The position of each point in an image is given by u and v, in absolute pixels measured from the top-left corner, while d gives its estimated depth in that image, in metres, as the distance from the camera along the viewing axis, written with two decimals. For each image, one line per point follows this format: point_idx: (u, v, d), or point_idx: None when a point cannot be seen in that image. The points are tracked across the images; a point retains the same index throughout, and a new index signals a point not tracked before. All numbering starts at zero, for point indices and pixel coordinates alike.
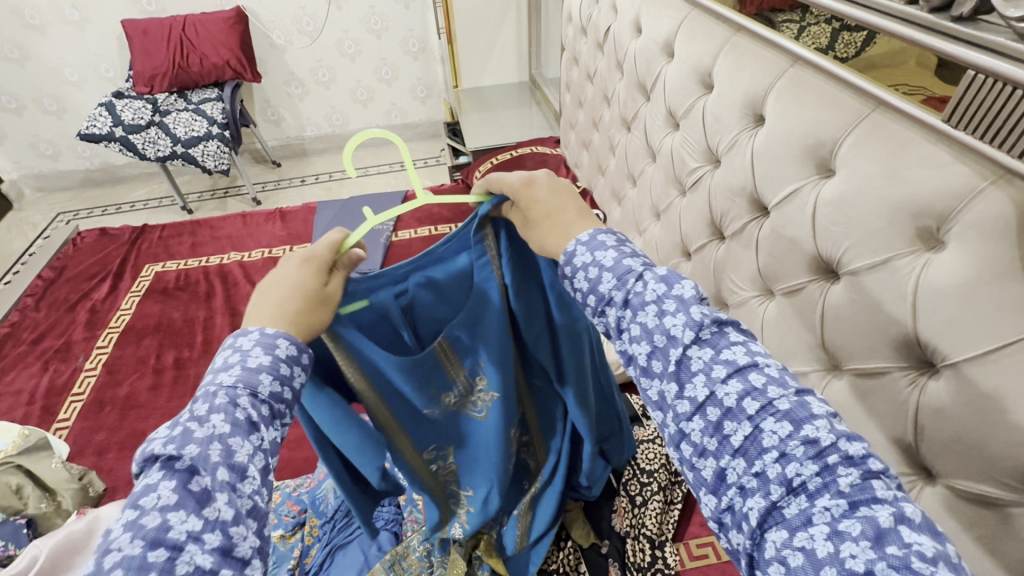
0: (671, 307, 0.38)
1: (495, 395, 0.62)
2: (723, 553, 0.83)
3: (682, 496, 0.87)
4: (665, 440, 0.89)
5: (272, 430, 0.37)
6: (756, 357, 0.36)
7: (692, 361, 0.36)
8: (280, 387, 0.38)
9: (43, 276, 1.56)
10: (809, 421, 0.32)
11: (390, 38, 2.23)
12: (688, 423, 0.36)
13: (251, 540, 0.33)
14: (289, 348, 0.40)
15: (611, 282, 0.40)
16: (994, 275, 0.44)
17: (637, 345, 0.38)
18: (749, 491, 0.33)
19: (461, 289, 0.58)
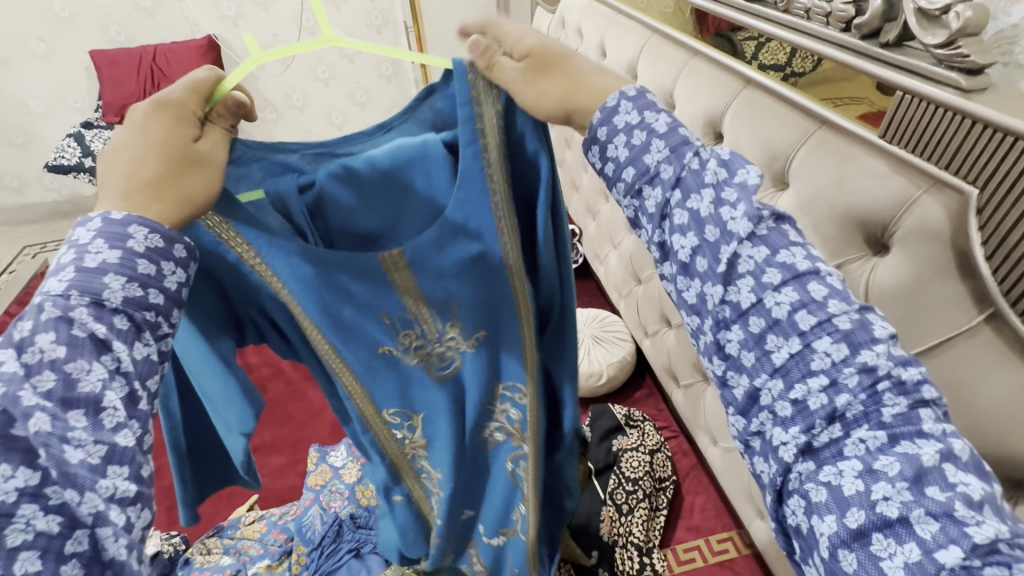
0: (730, 197, 0.35)
1: (478, 335, 0.54)
2: (709, 555, 0.85)
3: (666, 502, 0.90)
4: (647, 448, 0.91)
5: (134, 348, 0.35)
6: (817, 264, 0.34)
7: (743, 262, 0.34)
8: (139, 291, 0.35)
9: (11, 311, 1.52)
10: (869, 347, 0.31)
11: (364, 63, 2.27)
12: (726, 333, 0.35)
13: (119, 484, 0.32)
14: (148, 240, 0.36)
15: (661, 153, 0.37)
16: (936, 272, 0.48)
17: (681, 238, 0.36)
18: (785, 418, 0.32)
19: (389, 195, 0.47)
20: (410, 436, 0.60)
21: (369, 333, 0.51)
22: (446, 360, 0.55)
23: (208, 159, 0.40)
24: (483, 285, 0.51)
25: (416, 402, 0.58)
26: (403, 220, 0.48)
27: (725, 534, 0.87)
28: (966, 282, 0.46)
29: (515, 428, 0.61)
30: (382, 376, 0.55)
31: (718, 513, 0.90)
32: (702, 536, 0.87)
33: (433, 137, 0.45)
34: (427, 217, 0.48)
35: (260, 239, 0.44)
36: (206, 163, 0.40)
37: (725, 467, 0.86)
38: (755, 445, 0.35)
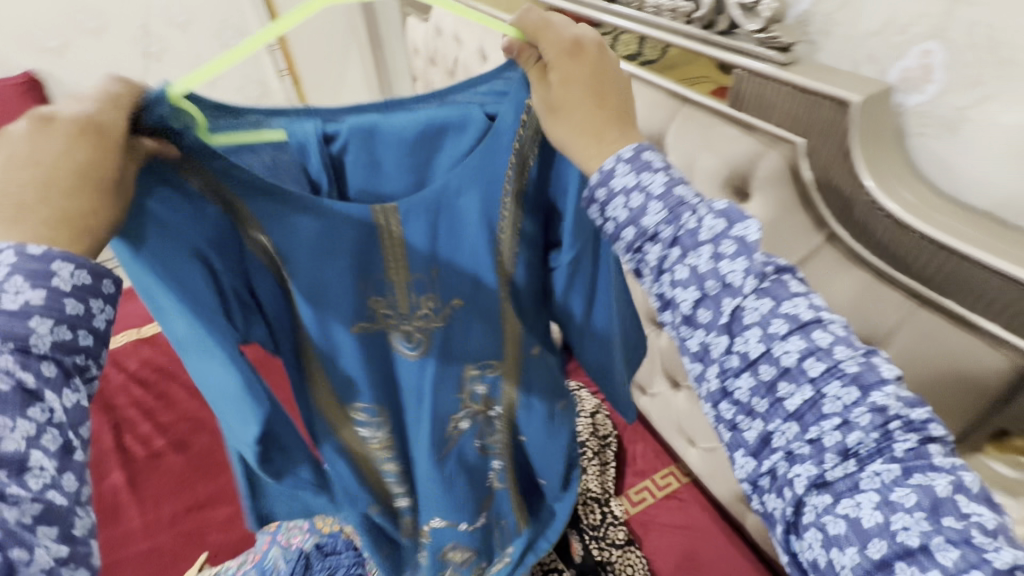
0: (728, 250, 0.39)
1: (455, 304, 0.58)
2: (657, 492, 0.95)
3: (613, 455, 0.99)
4: (586, 410, 0.99)
5: (65, 396, 0.34)
6: (819, 313, 0.39)
7: (747, 314, 0.38)
8: (68, 334, 0.35)
9: None
10: (878, 387, 0.36)
11: (226, 87, 2.13)
12: (736, 380, 0.39)
13: (52, 544, 0.31)
14: (74, 277, 0.34)
15: (659, 214, 0.41)
16: (786, 208, 0.60)
17: (683, 292, 0.40)
18: (800, 456, 0.37)
19: (415, 157, 0.52)
20: (376, 433, 0.63)
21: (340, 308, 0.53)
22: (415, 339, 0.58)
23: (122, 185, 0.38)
24: (461, 254, 0.56)
25: (370, 381, 0.59)
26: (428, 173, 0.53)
27: (667, 470, 0.98)
28: (808, 212, 0.59)
29: (480, 403, 0.66)
30: (354, 355, 0.56)
31: (657, 454, 1.01)
32: (648, 476, 0.97)
33: (475, 105, 0.51)
34: (446, 165, 0.53)
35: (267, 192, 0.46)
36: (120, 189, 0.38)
37: (657, 410, 0.97)
38: (764, 484, 0.39)
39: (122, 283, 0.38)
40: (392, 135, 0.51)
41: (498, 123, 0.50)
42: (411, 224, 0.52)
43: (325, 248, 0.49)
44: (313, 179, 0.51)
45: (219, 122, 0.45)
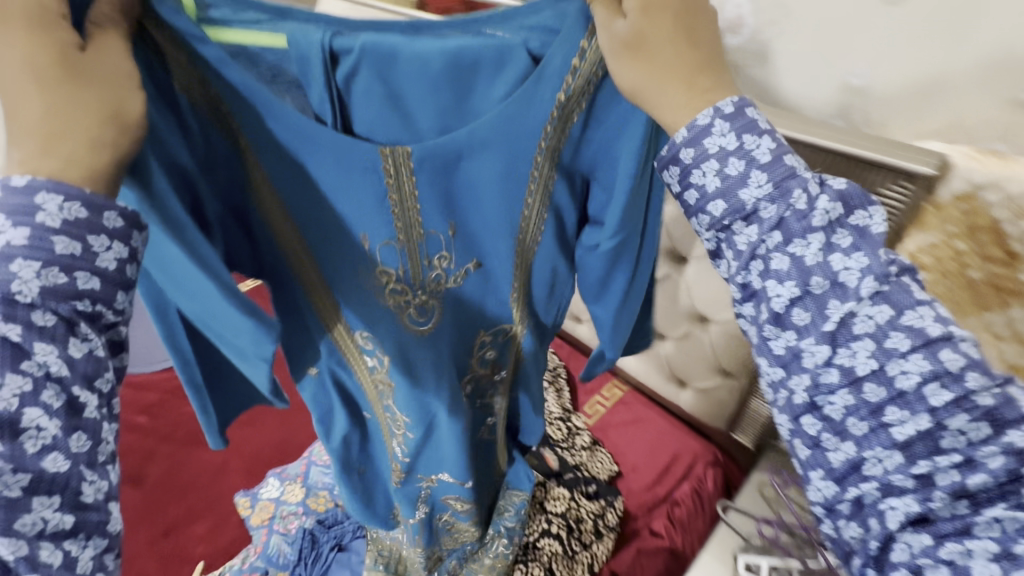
0: (845, 244, 0.48)
1: (474, 264, 0.62)
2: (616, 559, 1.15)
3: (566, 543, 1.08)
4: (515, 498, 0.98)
5: (68, 346, 0.36)
6: (950, 330, 0.47)
7: (859, 324, 0.48)
8: (62, 277, 0.36)
9: None
10: (1013, 427, 0.46)
11: None
12: (842, 394, 0.49)
13: (52, 515, 0.34)
14: (60, 209, 0.36)
15: (764, 187, 0.49)
16: None
17: (786, 290, 0.49)
18: (906, 492, 0.48)
19: (441, 96, 0.48)
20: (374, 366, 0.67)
21: (348, 249, 0.56)
22: (427, 311, 0.62)
23: (97, 69, 0.38)
24: (483, 210, 0.57)
25: (378, 335, 0.63)
26: (468, 109, 0.50)
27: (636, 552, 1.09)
28: None
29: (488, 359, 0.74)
30: (355, 288, 0.59)
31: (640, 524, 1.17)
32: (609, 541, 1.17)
33: (518, 42, 0.48)
34: (491, 97, 0.50)
35: (283, 126, 0.46)
36: (95, 75, 0.37)
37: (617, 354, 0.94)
38: (840, 510, 0.52)
39: (129, 215, 0.38)
40: (415, 62, 0.46)
41: (547, 66, 0.48)
42: (427, 174, 0.51)
43: (350, 191, 0.51)
44: (317, 112, 0.48)
45: (227, 23, 0.43)
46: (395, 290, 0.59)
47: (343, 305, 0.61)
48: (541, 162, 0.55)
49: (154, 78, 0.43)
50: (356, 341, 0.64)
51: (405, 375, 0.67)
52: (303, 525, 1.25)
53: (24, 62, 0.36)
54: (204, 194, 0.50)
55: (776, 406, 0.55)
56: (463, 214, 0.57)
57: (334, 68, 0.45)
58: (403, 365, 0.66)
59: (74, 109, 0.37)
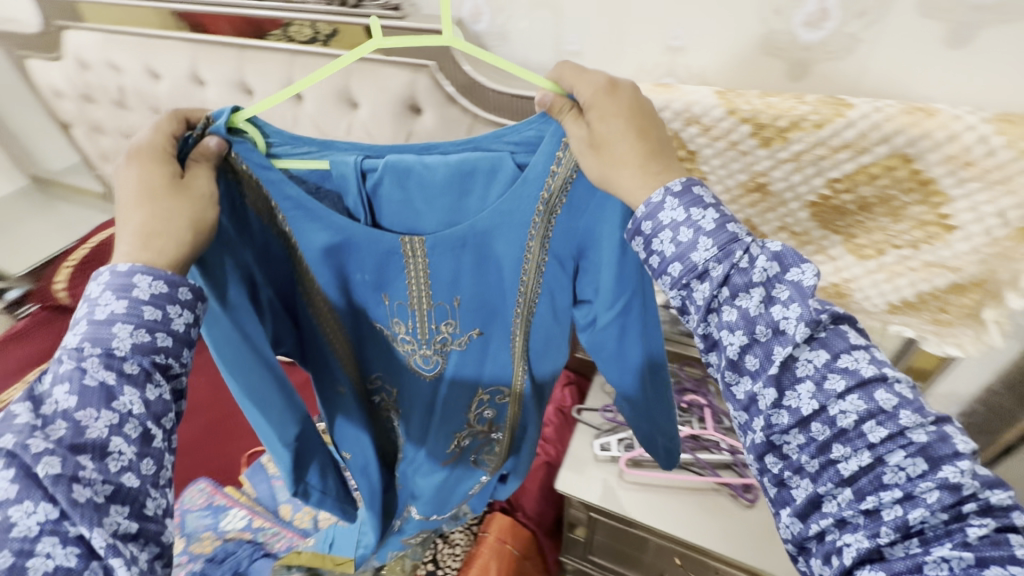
0: (782, 295, 0.48)
1: (475, 332, 0.69)
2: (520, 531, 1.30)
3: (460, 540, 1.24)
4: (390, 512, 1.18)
5: (145, 389, 0.48)
6: (884, 371, 0.47)
7: (801, 367, 0.49)
8: (144, 336, 0.48)
9: None
10: (952, 463, 0.45)
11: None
12: (792, 434, 0.49)
13: (122, 520, 0.44)
14: (149, 286, 0.49)
15: (710, 250, 0.49)
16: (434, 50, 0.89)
17: (733, 336, 0.49)
18: (857, 527, 0.47)
19: (446, 197, 0.58)
20: (384, 401, 0.78)
21: (373, 307, 0.66)
22: (432, 360, 0.70)
23: (192, 188, 0.52)
24: (478, 286, 0.64)
25: (398, 376, 0.74)
26: (461, 211, 0.59)
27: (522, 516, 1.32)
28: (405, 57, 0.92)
29: (491, 418, 0.80)
30: (379, 342, 0.71)
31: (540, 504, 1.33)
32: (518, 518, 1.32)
33: (507, 154, 0.55)
34: (483, 198, 0.58)
35: (324, 226, 0.57)
36: (189, 193, 0.52)
37: None
38: (812, 547, 0.51)
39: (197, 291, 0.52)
40: (423, 174, 0.56)
41: (529, 172, 0.55)
42: (436, 257, 0.60)
43: (366, 266, 0.62)
44: (352, 210, 0.60)
45: (281, 150, 0.56)
46: (404, 339, 0.68)
47: (368, 358, 0.73)
48: (536, 255, 0.60)
49: (229, 198, 0.57)
50: (386, 390, 0.76)
51: (413, 419, 0.79)
52: (191, 569, 1.14)
53: (144, 188, 0.51)
54: (263, 274, 0.63)
55: (745, 444, 0.54)
56: (469, 289, 0.64)
57: (365, 181, 0.58)
58: (408, 399, 0.77)
59: (167, 217, 0.50)
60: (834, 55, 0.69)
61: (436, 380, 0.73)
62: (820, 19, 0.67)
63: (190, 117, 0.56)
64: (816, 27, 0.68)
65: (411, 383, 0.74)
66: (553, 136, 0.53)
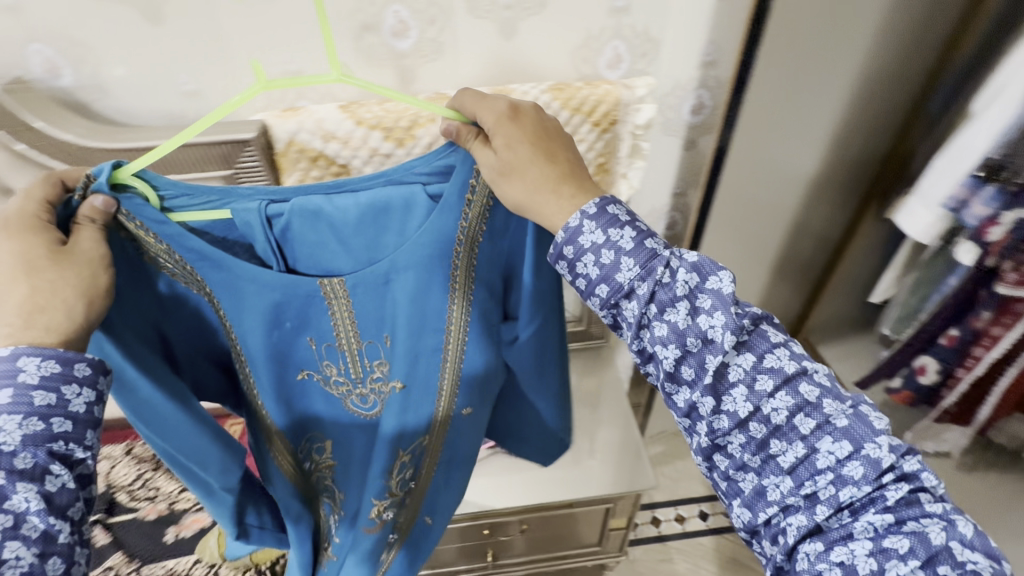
0: (706, 304, 0.49)
1: (398, 386, 0.65)
2: None
3: None
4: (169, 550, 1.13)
5: (46, 482, 0.44)
6: (802, 364, 0.50)
7: (733, 371, 0.50)
8: (39, 423, 0.44)
9: None
10: (873, 440, 0.47)
11: None
12: (731, 436, 0.51)
13: None
14: (37, 368, 0.44)
15: (632, 270, 0.49)
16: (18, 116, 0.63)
17: (667, 350, 0.50)
18: (796, 509, 0.49)
19: (362, 235, 0.56)
20: (317, 458, 0.71)
21: (298, 355, 0.62)
22: (369, 399, 0.66)
23: (74, 252, 0.47)
24: (413, 326, 0.61)
25: (331, 426, 0.69)
26: (379, 248, 0.57)
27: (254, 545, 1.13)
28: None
29: (415, 464, 0.72)
30: (311, 392, 0.65)
31: None
32: None
33: (419, 187, 0.54)
34: (402, 233, 0.56)
35: (240, 278, 0.54)
36: (74, 259, 0.47)
37: None
38: (762, 531, 0.52)
39: (97, 364, 0.47)
40: (336, 215, 0.54)
41: (444, 202, 0.54)
42: (359, 296, 0.58)
43: (283, 317, 0.58)
44: (263, 257, 0.56)
45: (178, 203, 0.52)
46: (336, 382, 0.64)
47: (297, 412, 0.67)
48: (463, 283, 0.60)
49: (126, 259, 0.53)
50: (319, 441, 0.70)
51: (353, 467, 0.72)
52: None
53: (23, 259, 0.46)
54: (174, 332, 0.59)
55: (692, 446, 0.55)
56: (400, 330, 0.61)
57: (272, 226, 0.55)
58: (345, 450, 0.71)
59: (52, 289, 0.46)
60: (428, 58, 0.68)
61: (374, 420, 0.68)
62: (403, 29, 0.65)
63: (64, 179, 0.52)
64: (402, 37, 0.66)
65: (347, 429, 0.69)
66: (463, 163, 0.53)
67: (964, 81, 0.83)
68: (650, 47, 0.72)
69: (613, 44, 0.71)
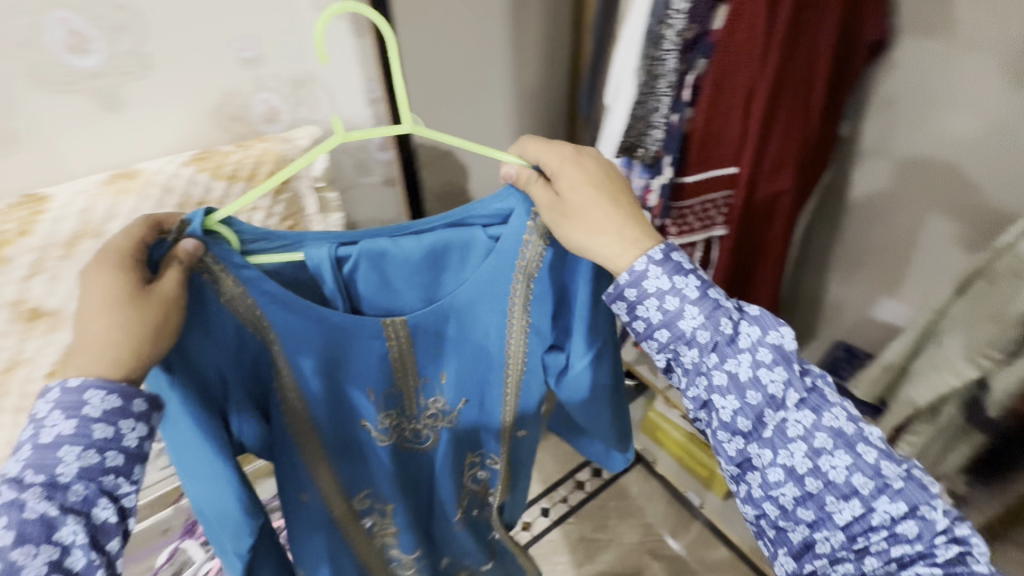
0: (766, 356, 0.46)
1: (459, 406, 0.65)
2: None
3: None
4: None
5: (93, 516, 0.43)
6: (858, 423, 0.45)
7: (791, 426, 0.45)
8: (95, 456, 0.43)
9: None
10: (926, 500, 0.43)
11: None
12: (782, 488, 0.46)
13: None
14: (101, 401, 0.44)
15: (695, 317, 0.47)
16: None
17: (727, 400, 0.47)
18: (843, 561, 0.44)
19: (422, 276, 0.56)
20: (373, 504, 0.68)
21: (352, 395, 0.60)
22: (424, 433, 0.66)
23: (158, 292, 0.46)
24: (466, 362, 0.62)
25: (377, 469, 0.66)
26: (435, 291, 0.58)
27: None
28: None
29: (482, 479, 0.75)
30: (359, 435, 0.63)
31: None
32: None
33: (479, 229, 0.55)
34: (459, 276, 0.57)
35: (309, 320, 0.54)
36: (157, 298, 0.46)
37: None
38: None
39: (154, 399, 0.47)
40: (400, 258, 0.55)
41: (503, 243, 0.54)
42: (420, 337, 0.58)
43: (347, 360, 0.58)
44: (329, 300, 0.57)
45: (257, 247, 0.53)
46: (389, 421, 0.63)
47: (350, 455, 0.64)
48: (518, 321, 0.59)
49: (198, 300, 0.51)
50: (367, 486, 0.67)
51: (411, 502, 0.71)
52: None
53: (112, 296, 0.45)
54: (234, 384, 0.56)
55: (737, 494, 0.51)
56: (460, 363, 0.62)
57: (340, 269, 0.55)
58: (397, 493, 0.68)
59: (136, 327, 0.45)
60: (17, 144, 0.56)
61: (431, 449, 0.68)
62: (78, 43, 0.54)
63: (161, 222, 0.51)
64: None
65: (400, 467, 0.67)
66: (522, 206, 0.53)
67: (596, 81, 0.89)
68: (305, 96, 0.70)
69: (261, 97, 0.67)
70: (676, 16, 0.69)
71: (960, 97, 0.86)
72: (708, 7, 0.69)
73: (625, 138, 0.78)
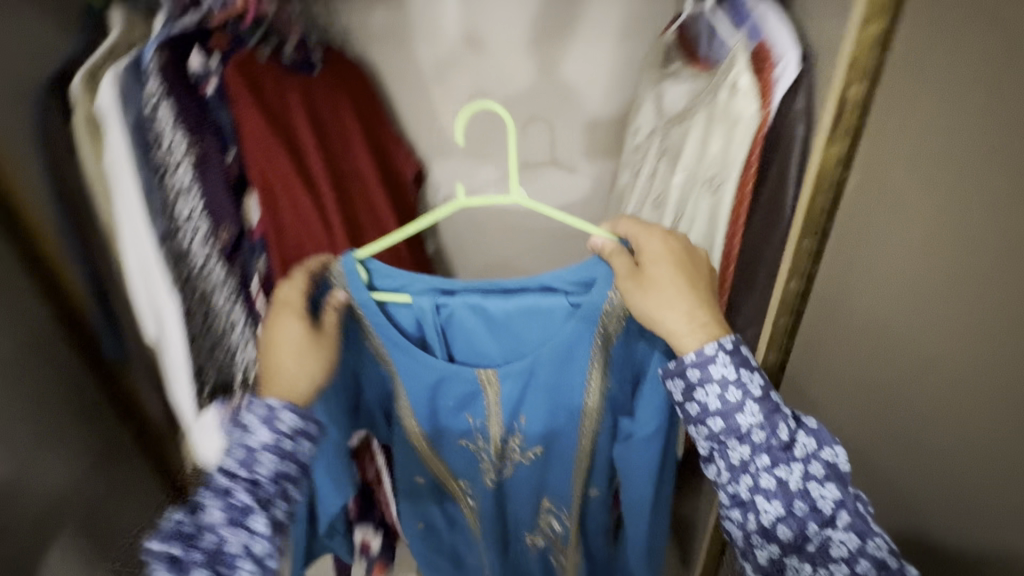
0: (817, 471, 0.45)
1: (537, 450, 0.69)
2: None
3: None
4: None
5: (275, 513, 0.53)
6: (901, 559, 0.43)
7: (835, 547, 0.43)
8: (286, 465, 0.54)
9: None
10: None
11: None
12: None
13: None
14: (291, 423, 0.55)
15: (755, 417, 0.46)
16: None
17: (768, 506, 0.45)
18: None
19: (508, 331, 0.64)
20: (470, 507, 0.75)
21: (455, 420, 0.68)
22: (504, 468, 0.71)
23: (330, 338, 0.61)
24: (556, 411, 0.67)
25: (473, 484, 0.73)
26: (516, 346, 0.65)
27: None
28: None
29: (555, 534, 0.76)
30: (459, 453, 0.71)
31: None
32: None
33: (561, 297, 0.61)
34: (543, 335, 0.64)
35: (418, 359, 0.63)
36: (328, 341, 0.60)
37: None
38: None
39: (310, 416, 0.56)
40: (495, 313, 0.63)
41: (584, 307, 0.59)
42: (508, 384, 0.65)
43: (451, 386, 0.66)
44: (426, 342, 0.66)
45: (382, 286, 0.63)
46: (483, 446, 0.70)
47: (454, 468, 0.72)
48: (596, 379, 0.63)
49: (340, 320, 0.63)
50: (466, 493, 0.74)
51: (496, 530, 0.75)
52: None
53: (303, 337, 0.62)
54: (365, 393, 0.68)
55: None
56: (546, 413, 0.67)
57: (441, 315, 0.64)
58: (484, 513, 0.74)
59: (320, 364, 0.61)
60: None
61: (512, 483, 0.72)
62: None
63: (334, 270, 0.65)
64: None
65: (489, 497, 0.73)
66: (603, 276, 0.58)
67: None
68: None
69: None
70: (186, 212, 0.64)
71: (445, 172, 0.88)
72: (232, 207, 0.66)
73: (205, 355, 0.71)
